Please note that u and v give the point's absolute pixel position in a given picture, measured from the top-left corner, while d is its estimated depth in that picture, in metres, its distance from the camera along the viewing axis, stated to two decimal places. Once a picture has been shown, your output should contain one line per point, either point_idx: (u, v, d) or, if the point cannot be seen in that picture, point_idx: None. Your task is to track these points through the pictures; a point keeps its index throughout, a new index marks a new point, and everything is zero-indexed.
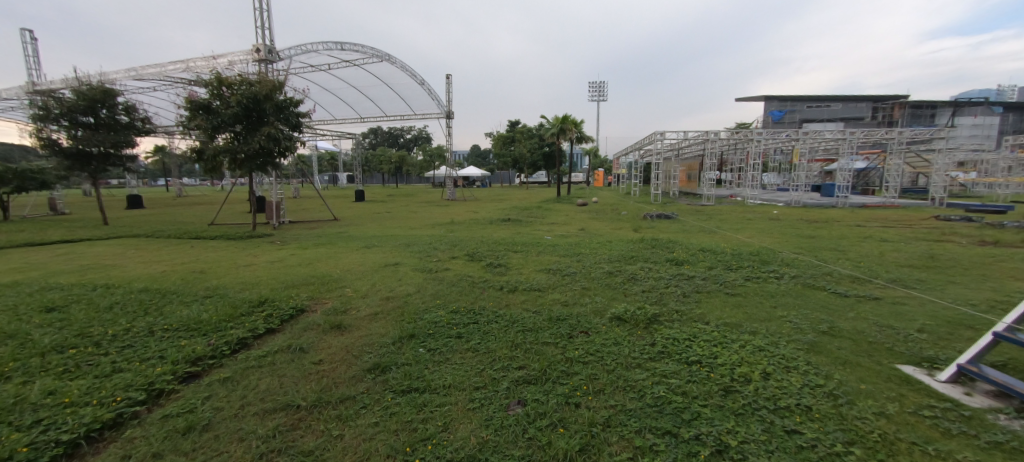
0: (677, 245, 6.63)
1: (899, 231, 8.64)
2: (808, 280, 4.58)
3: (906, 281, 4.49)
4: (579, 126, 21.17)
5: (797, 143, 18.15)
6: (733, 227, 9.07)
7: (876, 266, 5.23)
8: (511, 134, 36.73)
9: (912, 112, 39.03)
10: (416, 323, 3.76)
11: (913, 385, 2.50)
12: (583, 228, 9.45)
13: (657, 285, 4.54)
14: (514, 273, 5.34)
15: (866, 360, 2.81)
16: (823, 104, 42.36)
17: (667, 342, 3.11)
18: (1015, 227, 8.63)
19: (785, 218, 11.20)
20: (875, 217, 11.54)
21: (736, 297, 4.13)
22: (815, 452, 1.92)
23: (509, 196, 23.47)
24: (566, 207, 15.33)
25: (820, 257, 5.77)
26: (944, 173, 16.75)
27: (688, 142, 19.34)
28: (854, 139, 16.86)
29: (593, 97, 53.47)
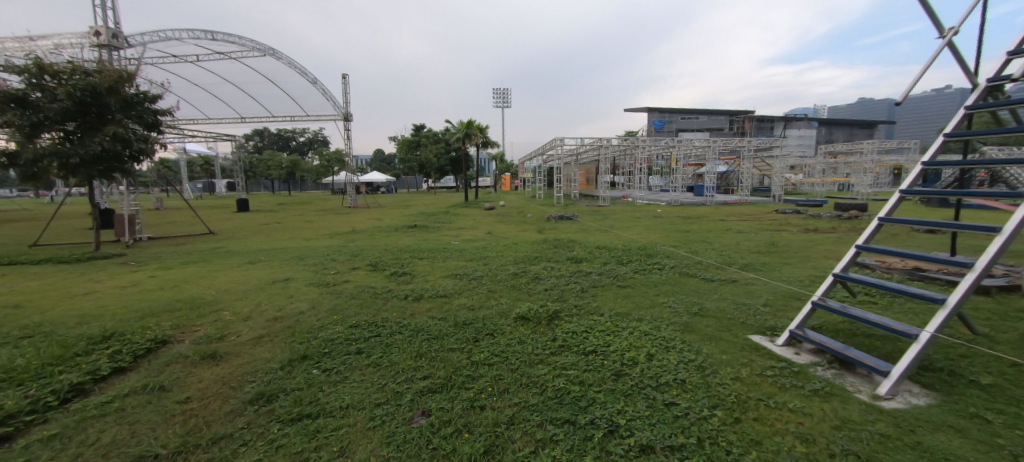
0: (576, 244, 7.10)
1: (750, 223, 10.34)
2: (684, 269, 5.23)
3: (755, 265, 5.38)
4: (484, 131, 21.49)
5: (674, 149, 20.70)
6: (624, 225, 9.99)
7: (734, 253, 6.19)
8: (417, 139, 35.84)
9: (758, 125, 47.08)
10: (310, 342, 3.44)
11: (760, 351, 3.00)
12: (490, 231, 9.60)
13: (558, 283, 4.79)
14: (421, 281, 5.21)
15: (726, 334, 3.30)
16: (693, 117, 49.02)
17: (567, 336, 3.29)
18: (826, 217, 10.96)
19: (666, 215, 12.65)
20: (733, 213, 13.67)
21: (627, 288, 4.53)
22: (690, 419, 2.19)
23: (415, 202, 22.84)
24: (474, 211, 15.42)
25: (693, 248, 6.63)
26: (781, 175, 20.43)
27: (585, 148, 20.83)
28: (716, 147, 19.78)
29: (497, 104, 54.83)
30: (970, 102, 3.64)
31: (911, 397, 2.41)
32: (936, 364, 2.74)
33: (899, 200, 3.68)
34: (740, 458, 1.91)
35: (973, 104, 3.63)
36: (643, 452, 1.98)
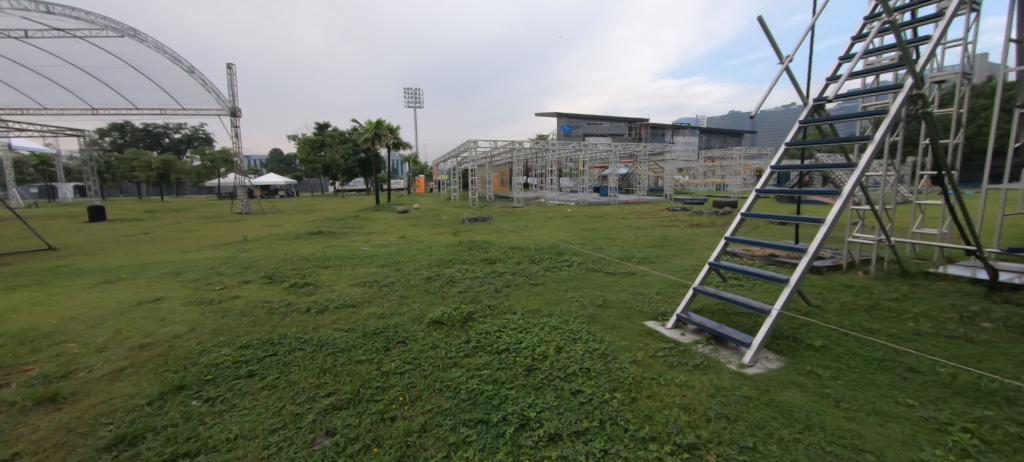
0: (490, 244, 7.21)
1: (647, 220, 11.44)
2: (590, 265, 5.60)
3: (650, 258, 5.97)
4: (395, 132, 20.71)
5: (581, 153, 22.07)
6: (537, 226, 10.39)
7: (633, 248, 6.79)
8: (320, 138, 33.25)
9: (652, 131, 52.31)
10: (188, 369, 3.00)
11: (653, 335, 3.34)
12: (403, 235, 9.28)
13: (473, 284, 4.81)
14: (326, 291, 4.85)
15: (626, 322, 3.61)
16: (597, 122, 52.77)
17: (480, 336, 3.33)
18: (706, 214, 12.60)
19: (575, 215, 13.43)
20: (633, 211, 15.01)
21: (538, 286, 4.72)
22: (593, 404, 2.36)
23: (320, 206, 21.21)
24: (387, 215, 14.80)
25: (598, 245, 7.14)
26: (672, 177, 22.95)
27: (499, 151, 21.21)
28: (617, 151, 21.52)
29: (409, 103, 53.27)
30: (803, 117, 4.43)
31: (768, 363, 2.87)
32: (785, 332, 3.32)
33: (756, 198, 4.36)
34: (635, 434, 2.11)
35: (805, 119, 4.43)
36: (552, 440, 2.08)
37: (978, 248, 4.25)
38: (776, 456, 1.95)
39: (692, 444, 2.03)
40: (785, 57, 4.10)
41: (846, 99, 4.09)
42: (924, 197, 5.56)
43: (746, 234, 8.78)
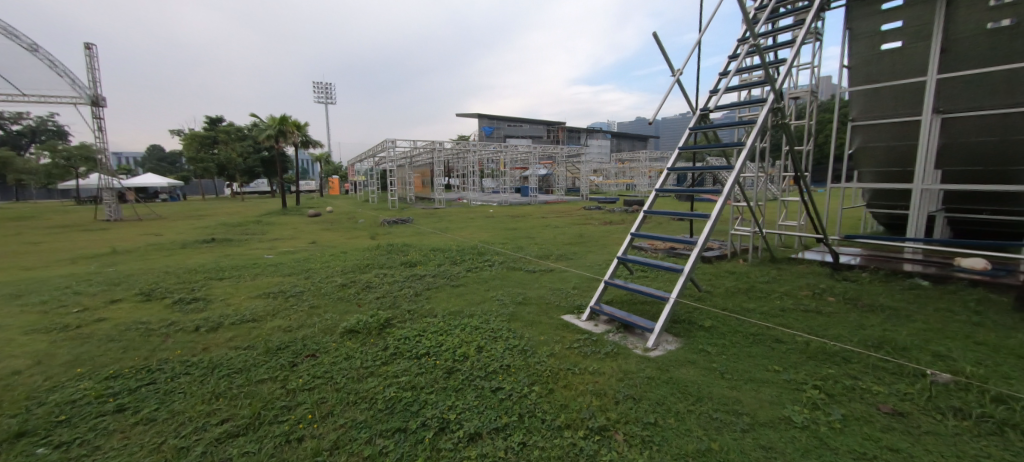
0: (410, 247, 7.00)
1: (564, 219, 12.02)
2: (510, 264, 5.72)
3: (567, 255, 6.29)
4: (303, 128, 19.15)
5: (502, 154, 22.42)
6: (458, 226, 10.33)
7: (551, 246, 7.09)
8: (212, 134, 29.50)
9: (569, 135, 55.00)
10: (32, 411, 2.46)
11: (569, 328, 3.51)
12: (313, 240, 8.62)
13: (391, 289, 4.64)
14: (221, 306, 4.31)
15: (544, 317, 3.75)
16: (518, 124, 54.02)
17: (399, 342, 3.22)
18: (617, 212, 13.58)
19: (497, 215, 13.61)
20: (552, 210, 15.65)
21: (460, 287, 4.70)
22: (512, 399, 2.41)
23: (214, 211, 18.82)
24: (295, 219, 13.60)
25: (519, 244, 7.33)
26: (587, 178, 24.37)
27: (419, 151, 20.69)
28: (537, 152, 22.25)
29: (319, 99, 49.60)
30: (693, 124, 4.98)
31: (667, 345, 3.19)
32: (681, 316, 3.71)
33: (656, 197, 4.81)
34: (552, 423, 2.20)
35: (695, 126, 4.98)
36: (471, 440, 2.09)
37: (825, 236, 5.15)
38: (673, 428, 2.18)
39: (603, 426, 2.18)
40: (676, 70, 4.57)
41: (726, 110, 4.69)
42: (787, 195, 6.58)
43: (651, 229, 9.64)
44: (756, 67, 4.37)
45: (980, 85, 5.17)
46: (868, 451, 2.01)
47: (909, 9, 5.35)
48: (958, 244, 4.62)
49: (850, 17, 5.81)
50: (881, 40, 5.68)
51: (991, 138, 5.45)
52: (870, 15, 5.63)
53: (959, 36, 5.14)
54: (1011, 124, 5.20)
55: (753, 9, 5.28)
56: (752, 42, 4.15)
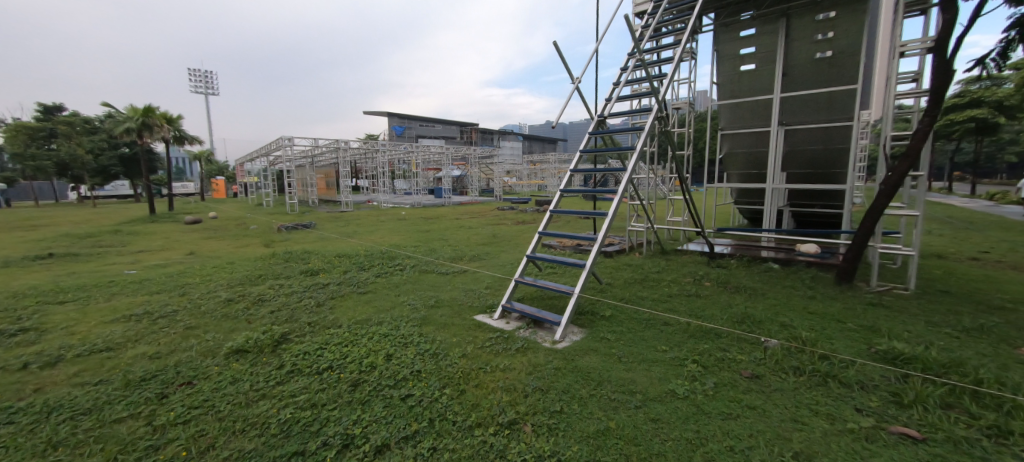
0: (311, 254, 6.48)
1: (478, 220, 12.11)
2: (423, 267, 5.62)
3: (480, 256, 6.35)
4: (176, 122, 16.58)
5: (414, 155, 21.82)
6: (367, 230, 9.82)
7: (465, 247, 7.11)
8: (47, 126, 24.03)
9: (482, 136, 55.52)
10: None
11: (482, 327, 3.55)
12: (192, 251, 7.52)
13: (289, 300, 4.25)
14: (62, 335, 3.54)
15: (457, 319, 3.75)
16: (431, 124, 52.97)
17: (297, 358, 2.96)
18: (529, 211, 14.06)
19: (409, 217, 13.22)
20: (467, 211, 15.69)
21: (368, 294, 4.47)
22: (422, 405, 2.37)
23: (53, 219, 15.36)
24: (167, 227, 11.69)
25: (432, 246, 7.22)
26: (500, 178, 24.86)
27: (321, 150, 19.20)
28: (450, 153, 22.08)
29: (197, 88, 43.32)
30: (592, 129, 5.37)
31: (573, 336, 3.40)
32: (586, 308, 3.98)
33: (562, 197, 5.09)
34: (463, 424, 2.21)
35: (593, 131, 5.37)
36: (378, 452, 2.00)
37: (702, 230, 5.91)
38: (577, 413, 2.33)
39: (512, 420, 2.25)
40: (576, 77, 4.87)
41: (620, 117, 5.12)
42: (673, 194, 7.43)
43: (560, 228, 10.17)
44: (643, 80, 4.87)
45: (810, 103, 6.36)
46: (733, 411, 2.36)
47: (760, 38, 6.38)
48: (797, 233, 5.63)
49: (718, 41, 6.75)
50: (740, 62, 6.70)
51: (818, 147, 6.74)
52: (732, 40, 6.60)
53: (795, 63, 6.28)
54: (831, 135, 6.49)
55: (640, 27, 5.86)
56: (639, 56, 4.61)
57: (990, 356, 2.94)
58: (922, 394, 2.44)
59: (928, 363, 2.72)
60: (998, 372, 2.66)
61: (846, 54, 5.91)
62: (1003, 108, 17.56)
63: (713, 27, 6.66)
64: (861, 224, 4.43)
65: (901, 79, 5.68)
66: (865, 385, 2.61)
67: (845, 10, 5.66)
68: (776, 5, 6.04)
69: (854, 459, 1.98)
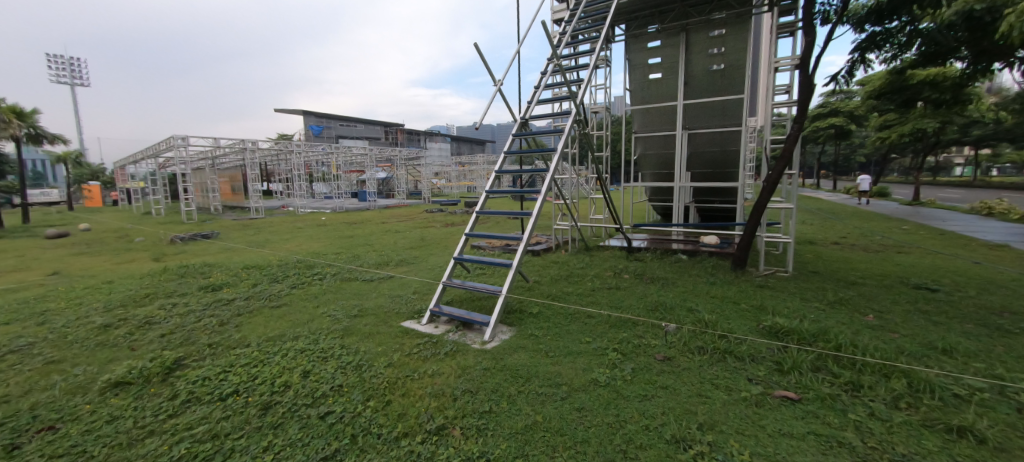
0: (214, 267, 5.82)
1: (405, 223, 11.76)
2: (345, 275, 5.33)
3: (408, 260, 6.19)
4: (29, 117, 13.86)
5: (334, 156, 20.54)
6: (282, 238, 9.06)
7: (391, 252, 6.88)
8: None
9: (408, 137, 53.96)
10: None
11: (409, 334, 3.45)
12: (55, 270, 6.35)
13: (186, 321, 3.77)
14: None
15: (383, 327, 3.60)
16: (352, 124, 50.18)
17: (195, 385, 2.63)
18: (458, 213, 13.97)
19: (330, 223, 12.43)
20: (393, 215, 15.14)
21: (282, 308, 4.12)
22: (343, 422, 2.24)
23: None
24: (20, 243, 9.73)
25: (355, 252, 6.88)
26: (428, 180, 24.37)
27: (224, 151, 17.29)
28: (373, 154, 21.15)
29: (58, 78, 36.62)
30: (515, 131, 5.48)
31: (502, 335, 3.44)
32: (514, 307, 4.05)
33: (488, 199, 5.13)
34: (388, 436, 2.13)
35: (517, 133, 5.49)
36: None
37: (621, 226, 6.32)
38: (505, 411, 2.36)
39: (440, 426, 2.21)
40: (498, 80, 4.94)
41: (541, 119, 5.28)
42: (594, 193, 7.86)
43: (489, 228, 10.26)
44: (562, 84, 5.08)
45: (708, 110, 7.10)
46: (648, 393, 2.56)
47: (664, 49, 6.99)
48: (700, 226, 6.27)
49: (629, 50, 7.27)
50: (649, 71, 7.29)
51: (716, 149, 7.54)
52: (641, 50, 7.15)
53: (694, 73, 6.98)
54: (726, 138, 7.31)
55: (558, 34, 6.12)
56: (557, 61, 4.80)
57: (848, 323, 3.52)
58: (798, 360, 2.84)
59: (802, 334, 3.17)
60: (852, 336, 3.20)
61: (735, 68, 6.69)
62: (853, 117, 21.15)
63: (624, 37, 7.15)
64: (749, 217, 5.06)
65: (777, 91, 6.56)
66: (755, 357, 2.98)
67: (732, 29, 6.41)
68: (677, 20, 6.65)
69: (747, 424, 2.25)
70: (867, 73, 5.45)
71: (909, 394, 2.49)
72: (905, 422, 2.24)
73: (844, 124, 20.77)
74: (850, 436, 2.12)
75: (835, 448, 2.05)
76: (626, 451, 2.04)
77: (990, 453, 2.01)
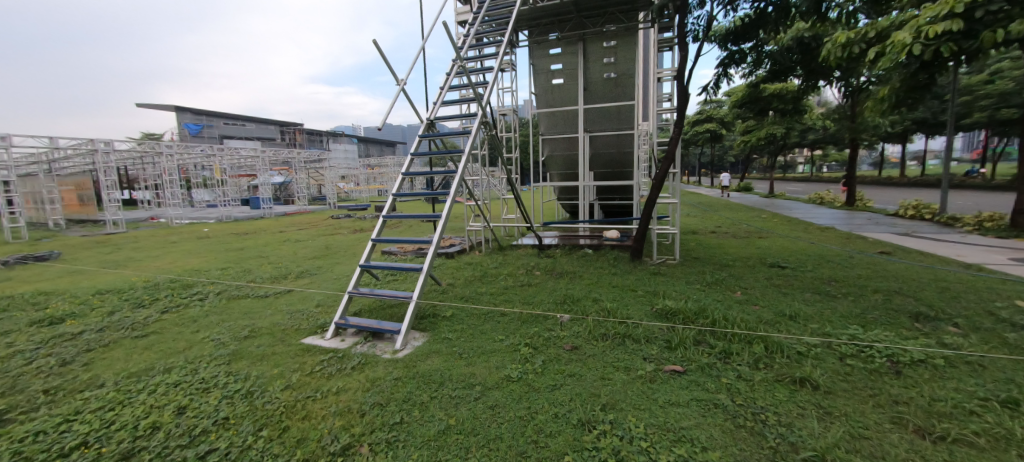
0: (53, 295, 4.78)
1: (306, 231, 10.85)
2: (232, 293, 4.75)
3: (309, 271, 5.74)
4: None
5: (217, 158, 18.12)
6: (151, 255, 7.78)
7: (290, 263, 6.31)
8: None
9: (309, 138, 49.80)
10: None
11: (311, 351, 3.18)
12: None
13: (10, 365, 3.03)
14: None
15: (279, 346, 3.28)
16: (240, 121, 44.38)
17: (23, 444, 2.13)
18: (367, 219, 13.27)
19: (215, 234, 10.96)
20: (293, 222, 13.84)
21: (149, 337, 3.53)
22: (229, 458, 1.99)
23: None
24: None
25: (246, 267, 6.18)
26: (333, 183, 22.75)
27: (66, 153, 14.24)
28: (266, 156, 19.12)
29: None
30: (422, 132, 5.35)
31: (414, 342, 3.35)
32: (427, 312, 3.96)
33: (395, 202, 4.95)
34: None
35: (423, 134, 5.36)
36: None
37: (532, 225, 6.56)
38: (417, 419, 2.30)
39: (346, 446, 2.08)
40: (401, 79, 4.80)
41: (448, 120, 5.25)
42: (506, 194, 8.04)
43: (401, 233, 9.94)
44: (467, 86, 5.10)
45: (605, 114, 7.69)
46: (557, 382, 2.69)
47: (565, 56, 7.42)
48: (603, 222, 6.77)
49: (533, 56, 7.59)
50: (552, 76, 7.66)
51: (614, 150, 8.19)
52: (544, 56, 7.50)
53: (592, 80, 7.51)
54: (621, 141, 7.98)
55: (462, 36, 6.12)
56: (460, 63, 4.80)
57: (721, 301, 4.09)
58: (683, 337, 3.22)
59: (686, 314, 3.60)
60: (724, 311, 3.71)
61: (626, 76, 7.34)
62: (723, 123, 24.56)
63: (527, 43, 7.43)
64: (642, 211, 5.60)
65: (662, 99, 7.35)
66: (648, 338, 3.31)
67: (623, 40, 7.04)
68: (574, 30, 7.09)
69: (642, 398, 2.49)
70: (729, 85, 6.35)
71: (765, 356, 2.97)
72: (763, 379, 2.67)
73: (717, 129, 24.03)
74: (723, 398, 2.46)
75: (711, 410, 2.36)
76: (537, 441, 2.12)
77: (821, 396, 2.48)
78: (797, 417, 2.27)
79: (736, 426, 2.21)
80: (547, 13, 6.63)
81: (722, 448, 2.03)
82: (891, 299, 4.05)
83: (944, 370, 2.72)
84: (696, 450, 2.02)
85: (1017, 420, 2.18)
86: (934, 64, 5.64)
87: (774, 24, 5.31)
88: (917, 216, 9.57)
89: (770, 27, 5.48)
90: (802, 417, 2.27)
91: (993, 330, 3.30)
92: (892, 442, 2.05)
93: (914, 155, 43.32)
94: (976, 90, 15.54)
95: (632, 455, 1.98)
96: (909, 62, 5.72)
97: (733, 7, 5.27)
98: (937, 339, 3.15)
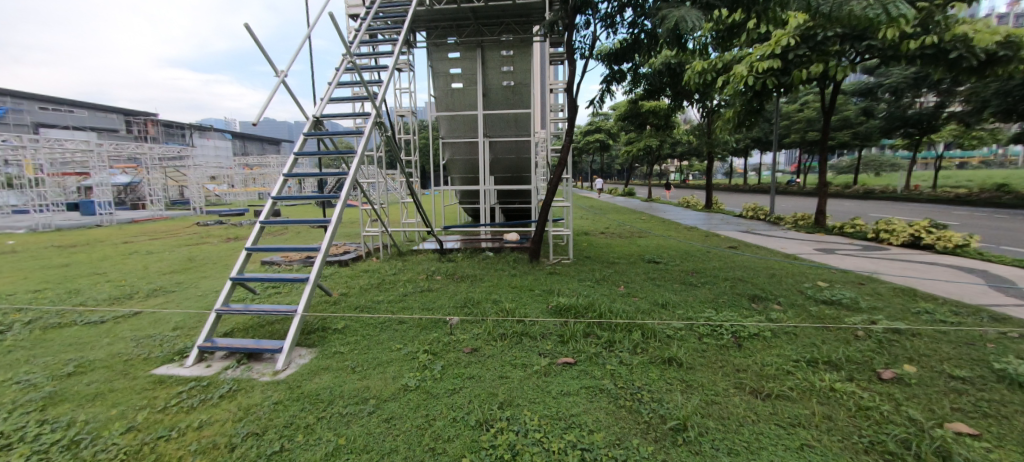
0: None
1: (162, 241, 9.19)
2: (51, 321, 3.81)
3: (166, 288, 4.88)
4: None
5: (27, 152, 14.24)
6: None
7: (139, 280, 5.30)
8: None
9: (165, 131, 42.18)
10: None
11: (165, 382, 2.69)
12: None
13: None
14: None
15: (118, 381, 2.71)
16: (64, 107, 35.60)
17: None
18: (244, 225, 11.70)
19: (27, 248, 8.65)
20: (145, 231, 11.61)
21: None
22: None
23: None
24: None
25: (73, 287, 5.00)
26: (198, 185, 19.48)
27: None
28: (103, 151, 15.60)
29: None
30: (308, 129, 4.89)
31: (299, 359, 3.06)
32: (315, 326, 3.64)
33: (277, 206, 4.44)
34: None
35: (310, 132, 4.90)
36: None
37: (433, 229, 6.44)
38: (301, 443, 2.10)
39: None
40: (281, 71, 4.35)
41: (338, 119, 4.89)
42: (405, 198, 7.76)
43: (286, 240, 8.98)
44: (359, 83, 4.83)
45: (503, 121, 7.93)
46: (455, 386, 2.69)
47: (463, 61, 7.49)
48: (504, 225, 6.93)
49: (431, 58, 7.52)
50: (450, 79, 7.67)
51: (512, 156, 8.48)
52: (443, 59, 7.49)
53: (491, 87, 7.72)
54: (519, 146, 8.29)
55: (353, 29, 5.77)
56: (351, 59, 4.52)
57: (607, 294, 4.52)
58: (574, 331, 3.47)
59: (576, 309, 3.90)
60: (609, 304, 4.11)
61: (522, 85, 7.68)
62: (610, 134, 27.13)
63: (425, 45, 7.31)
64: (539, 214, 5.86)
65: (555, 108, 7.85)
66: (544, 334, 3.50)
67: (519, 51, 7.35)
68: (472, 36, 7.19)
69: (536, 391, 2.63)
70: (612, 100, 7.04)
71: (642, 341, 3.36)
72: (639, 363, 3.00)
73: (605, 139, 26.43)
74: (607, 383, 2.71)
75: (597, 394, 2.59)
76: (434, 448, 2.09)
77: (684, 371, 2.90)
78: (665, 392, 2.60)
79: (618, 406, 2.46)
80: (444, 16, 6.60)
81: (604, 429, 2.23)
82: (735, 285, 4.87)
83: (770, 340, 3.38)
84: (583, 434, 2.18)
85: (816, 374, 2.81)
86: (762, 92, 6.98)
87: (647, 48, 6.02)
88: (755, 217, 11.68)
89: (643, 52, 6.21)
90: (669, 392, 2.61)
91: (802, 305, 4.19)
92: (734, 404, 2.47)
93: (754, 167, 53.02)
94: (793, 115, 19.58)
95: (526, 448, 2.07)
96: (745, 90, 6.98)
97: (613, 30, 5.84)
98: (766, 316, 3.90)
